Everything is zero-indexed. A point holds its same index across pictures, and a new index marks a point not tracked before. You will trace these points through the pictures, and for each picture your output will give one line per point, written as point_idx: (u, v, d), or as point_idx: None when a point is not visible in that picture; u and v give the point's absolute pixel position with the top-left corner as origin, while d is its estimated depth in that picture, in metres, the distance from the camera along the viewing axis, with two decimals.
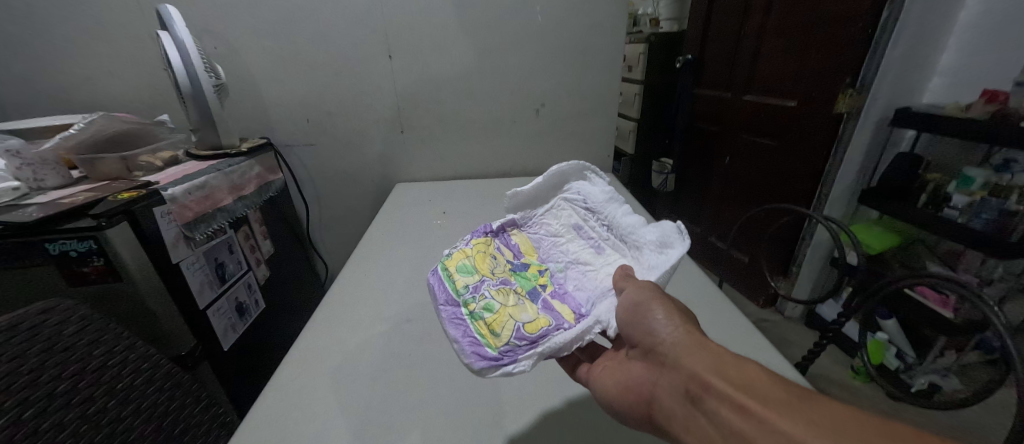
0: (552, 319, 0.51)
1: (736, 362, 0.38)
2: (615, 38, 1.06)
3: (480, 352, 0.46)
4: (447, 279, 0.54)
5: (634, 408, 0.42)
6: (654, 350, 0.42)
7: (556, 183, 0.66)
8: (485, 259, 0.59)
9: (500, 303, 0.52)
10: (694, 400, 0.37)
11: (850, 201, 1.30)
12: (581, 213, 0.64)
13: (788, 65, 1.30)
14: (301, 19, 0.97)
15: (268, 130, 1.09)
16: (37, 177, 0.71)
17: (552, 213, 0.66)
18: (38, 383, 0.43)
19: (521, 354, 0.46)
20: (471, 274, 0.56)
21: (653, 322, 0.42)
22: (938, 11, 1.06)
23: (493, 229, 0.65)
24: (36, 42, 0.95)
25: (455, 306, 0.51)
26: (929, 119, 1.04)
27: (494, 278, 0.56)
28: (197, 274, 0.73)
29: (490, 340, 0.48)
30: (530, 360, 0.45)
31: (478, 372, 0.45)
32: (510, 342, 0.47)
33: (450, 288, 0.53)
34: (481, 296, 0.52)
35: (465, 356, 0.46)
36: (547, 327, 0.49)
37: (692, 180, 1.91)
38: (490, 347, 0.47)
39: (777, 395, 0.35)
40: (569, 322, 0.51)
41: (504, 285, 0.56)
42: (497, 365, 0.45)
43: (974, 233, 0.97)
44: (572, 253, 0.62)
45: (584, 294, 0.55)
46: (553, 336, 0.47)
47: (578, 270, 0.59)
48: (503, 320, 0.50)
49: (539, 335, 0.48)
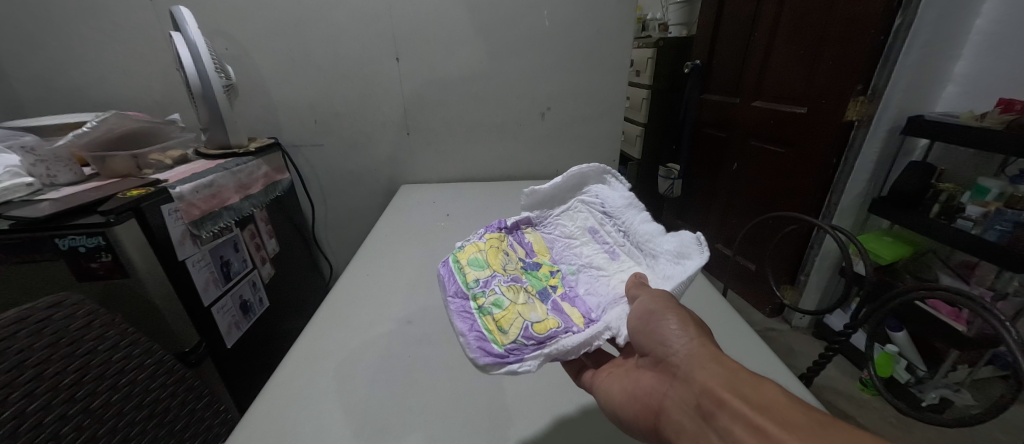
0: (561, 322, 0.51)
1: (753, 379, 0.37)
2: (622, 41, 1.06)
3: (486, 348, 0.46)
4: (458, 271, 0.55)
5: (640, 418, 0.42)
6: (666, 361, 0.42)
7: (574, 184, 0.67)
8: (500, 255, 0.59)
9: (510, 300, 0.52)
10: (706, 415, 0.37)
11: (860, 210, 1.28)
12: (597, 217, 0.64)
13: (799, 71, 1.29)
14: (311, 20, 0.98)
15: (277, 130, 1.11)
16: (50, 174, 0.73)
17: (568, 215, 0.67)
18: (45, 377, 0.44)
19: (527, 353, 0.46)
20: (482, 268, 0.56)
21: (667, 332, 0.42)
22: (954, 18, 1.04)
23: (507, 226, 0.66)
24: (53, 42, 0.98)
25: (463, 299, 0.52)
26: (943, 129, 1.02)
27: (505, 275, 0.56)
28: (202, 271, 0.74)
29: (497, 336, 0.48)
30: (536, 361, 0.45)
31: (483, 368, 0.45)
32: (517, 340, 0.47)
33: (460, 281, 0.53)
34: (491, 291, 0.52)
35: (470, 351, 0.46)
36: (556, 329, 0.49)
37: (700, 186, 1.89)
38: (496, 343, 0.47)
39: (792, 412, 0.33)
40: (578, 326, 0.50)
41: (515, 283, 0.55)
42: (502, 363, 0.45)
43: (988, 246, 0.95)
44: (585, 257, 0.62)
45: (594, 299, 0.55)
46: (562, 339, 0.47)
47: (588, 273, 0.59)
48: (512, 317, 0.49)
49: (548, 335, 0.48)
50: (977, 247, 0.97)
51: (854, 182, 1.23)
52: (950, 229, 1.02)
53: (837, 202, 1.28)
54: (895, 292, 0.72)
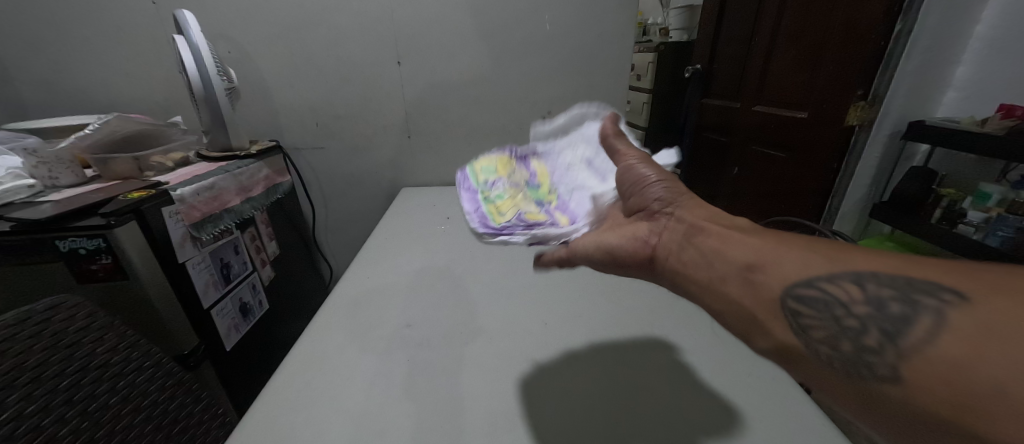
0: (550, 218, 0.54)
1: (728, 215, 0.44)
2: (623, 45, 1.06)
3: (485, 222, 0.52)
4: (472, 174, 0.63)
5: (631, 254, 0.47)
6: (654, 211, 0.47)
7: (575, 119, 0.65)
8: (511, 167, 0.64)
9: (511, 197, 0.58)
10: (691, 235, 0.43)
11: (861, 215, 1.28)
12: (598, 133, 0.63)
13: (800, 76, 1.29)
14: (314, 24, 0.99)
15: (279, 133, 1.11)
16: (52, 176, 0.73)
17: (572, 144, 0.63)
18: (44, 378, 0.43)
19: (518, 229, 0.50)
20: (493, 173, 0.63)
21: (653, 187, 0.48)
22: (954, 24, 1.04)
23: (515, 152, 0.67)
24: (57, 45, 0.98)
25: (473, 191, 0.59)
26: (943, 135, 1.01)
27: (510, 180, 0.62)
28: (202, 273, 0.74)
29: (496, 218, 0.53)
30: (523, 235, 0.49)
31: (478, 235, 0.50)
32: (510, 221, 0.52)
33: (473, 179, 0.61)
34: (497, 189, 0.59)
35: (471, 221, 0.52)
36: (544, 220, 0.53)
37: (701, 191, 1.89)
38: (494, 221, 0.52)
39: (798, 249, 0.37)
40: (562, 224, 0.53)
41: (516, 187, 0.60)
42: (496, 233, 0.50)
43: (988, 252, 0.94)
44: (580, 180, 0.60)
45: (582, 206, 0.56)
46: (547, 226, 0.51)
47: (578, 183, 0.60)
48: (510, 208, 0.55)
49: (537, 222, 0.52)
50: (979, 252, 0.97)
51: (855, 187, 1.23)
52: (950, 234, 1.02)
53: (839, 206, 1.27)
54: None
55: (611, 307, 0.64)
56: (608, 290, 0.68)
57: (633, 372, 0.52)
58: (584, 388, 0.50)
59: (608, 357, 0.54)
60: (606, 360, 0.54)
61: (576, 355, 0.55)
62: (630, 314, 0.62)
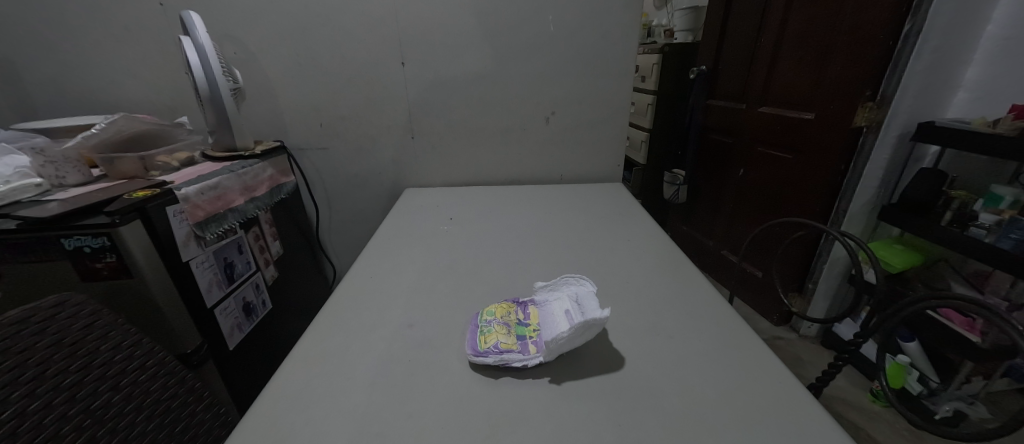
0: (519, 348, 0.54)
1: None
2: (627, 45, 1.06)
3: (473, 344, 0.55)
4: (484, 310, 0.62)
5: None
6: None
7: (557, 287, 0.65)
8: (508, 308, 0.62)
9: (500, 328, 0.57)
10: None
11: (870, 217, 1.26)
12: (586, 291, 0.61)
13: (805, 76, 1.28)
14: (319, 25, 1.00)
15: (283, 134, 1.12)
16: (59, 175, 0.74)
17: (558, 295, 0.63)
18: (47, 376, 0.44)
19: (492, 356, 0.53)
20: (498, 310, 0.61)
21: None
22: (964, 23, 1.03)
23: (519, 300, 0.65)
24: (64, 46, 1.00)
25: (475, 322, 0.59)
26: (954, 136, 1.00)
27: (508, 317, 0.60)
28: (206, 272, 0.74)
29: (483, 340, 0.55)
30: (495, 359, 0.52)
31: (469, 358, 0.53)
32: (489, 347, 0.54)
33: (481, 312, 0.61)
34: (493, 323, 0.59)
35: (466, 346, 0.55)
36: (513, 349, 0.54)
37: (705, 193, 1.88)
38: (481, 343, 0.55)
39: None
40: (528, 353, 0.54)
41: (508, 321, 0.59)
42: (478, 354, 0.53)
43: (1000, 256, 0.93)
44: (558, 309, 0.59)
45: (564, 325, 0.55)
46: (515, 357, 0.53)
47: (565, 312, 0.58)
48: (495, 335, 0.56)
49: (507, 350, 0.53)
50: (991, 256, 0.95)
51: (863, 189, 1.22)
52: (959, 237, 1.00)
53: (846, 208, 1.26)
54: (906, 302, 0.68)
55: (615, 308, 0.63)
56: (612, 290, 0.67)
57: (635, 373, 0.51)
58: (585, 389, 0.49)
59: (611, 359, 0.54)
60: (609, 362, 0.53)
61: (577, 355, 0.55)
62: (634, 314, 0.61)
